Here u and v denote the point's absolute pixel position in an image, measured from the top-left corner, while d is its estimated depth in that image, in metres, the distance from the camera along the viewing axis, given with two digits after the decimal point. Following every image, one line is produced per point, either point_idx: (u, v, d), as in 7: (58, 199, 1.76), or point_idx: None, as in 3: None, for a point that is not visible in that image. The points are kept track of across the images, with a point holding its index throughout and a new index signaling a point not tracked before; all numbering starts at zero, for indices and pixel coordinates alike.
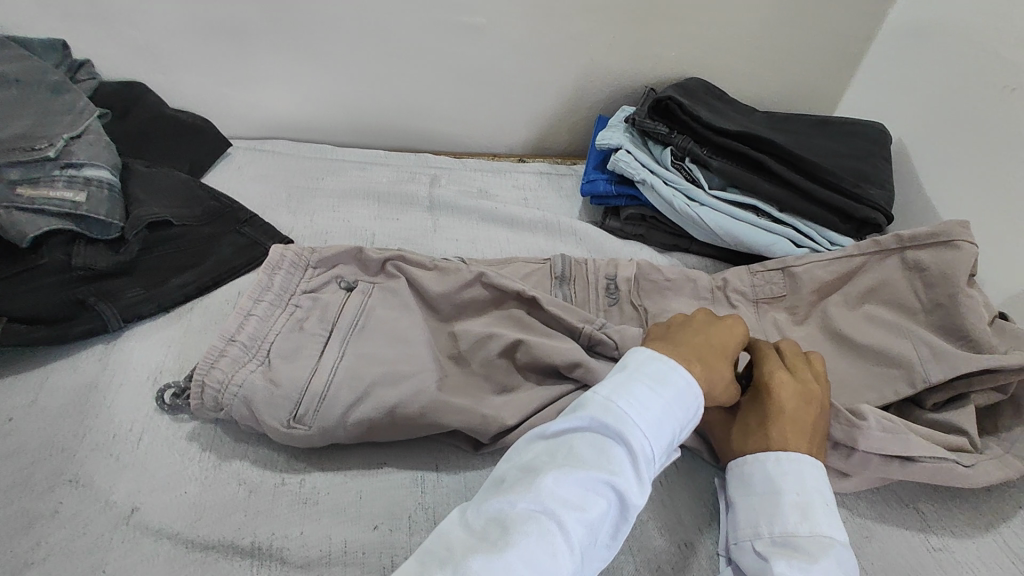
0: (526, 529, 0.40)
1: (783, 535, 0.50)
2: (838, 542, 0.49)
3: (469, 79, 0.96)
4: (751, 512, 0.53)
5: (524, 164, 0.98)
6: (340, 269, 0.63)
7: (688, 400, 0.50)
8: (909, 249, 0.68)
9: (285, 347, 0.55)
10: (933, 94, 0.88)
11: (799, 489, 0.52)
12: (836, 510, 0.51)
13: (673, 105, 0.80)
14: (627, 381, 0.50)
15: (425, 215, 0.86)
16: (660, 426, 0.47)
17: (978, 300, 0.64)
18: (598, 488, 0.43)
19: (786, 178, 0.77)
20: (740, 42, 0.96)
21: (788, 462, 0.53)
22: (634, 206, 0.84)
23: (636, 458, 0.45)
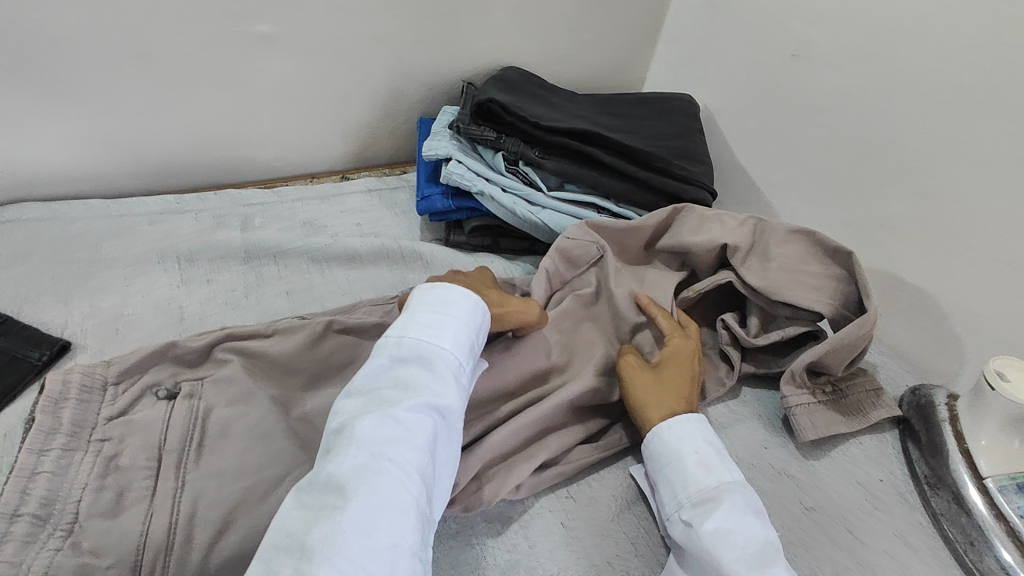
0: (366, 471, 0.43)
1: (699, 495, 0.51)
2: (740, 486, 0.52)
3: (265, 95, 0.83)
4: (667, 483, 0.53)
5: (349, 184, 0.89)
6: (154, 375, 0.52)
7: (463, 321, 0.54)
8: (762, 231, 0.70)
9: (99, 501, 0.43)
10: (725, 62, 0.93)
11: (697, 448, 0.54)
12: (727, 456, 0.55)
13: (495, 107, 0.76)
14: (411, 319, 0.53)
15: (246, 269, 0.74)
16: (451, 342, 0.52)
17: (820, 281, 0.67)
18: (421, 415, 0.47)
19: (618, 169, 0.77)
20: (550, 25, 0.94)
21: (683, 422, 0.56)
22: (477, 217, 0.79)
23: (438, 379, 0.49)
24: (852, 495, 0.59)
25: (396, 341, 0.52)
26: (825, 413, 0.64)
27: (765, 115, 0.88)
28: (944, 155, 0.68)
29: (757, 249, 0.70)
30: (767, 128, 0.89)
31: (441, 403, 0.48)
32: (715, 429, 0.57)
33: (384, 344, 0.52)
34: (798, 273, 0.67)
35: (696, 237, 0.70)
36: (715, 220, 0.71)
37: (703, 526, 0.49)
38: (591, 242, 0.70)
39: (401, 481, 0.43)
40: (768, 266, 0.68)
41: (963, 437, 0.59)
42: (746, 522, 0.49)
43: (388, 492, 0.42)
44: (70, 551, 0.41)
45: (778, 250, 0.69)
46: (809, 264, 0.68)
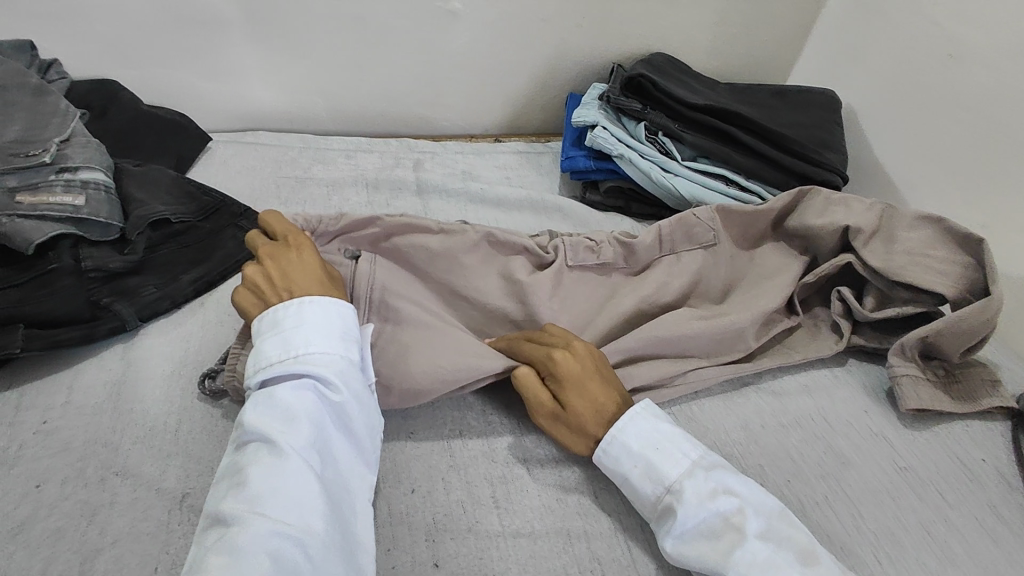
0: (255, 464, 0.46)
1: (659, 509, 0.53)
2: (685, 478, 0.52)
3: (447, 62, 0.98)
4: (631, 501, 0.55)
5: (502, 145, 1.02)
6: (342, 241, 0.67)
7: (319, 317, 0.54)
8: (891, 218, 0.73)
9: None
10: (874, 62, 0.95)
11: (633, 460, 0.54)
12: (668, 441, 0.55)
13: (645, 82, 0.85)
14: (266, 326, 0.54)
15: (416, 199, 0.89)
16: (321, 333, 0.53)
17: (944, 268, 0.68)
18: (308, 404, 0.50)
19: (751, 147, 0.83)
20: (701, 19, 1.01)
21: (619, 436, 0.55)
22: (613, 178, 0.88)
23: (301, 382, 0.51)
24: (948, 466, 0.62)
25: (259, 355, 0.52)
26: (929, 389, 0.66)
27: (911, 115, 0.90)
28: None
29: (883, 233, 0.73)
30: (909, 128, 0.90)
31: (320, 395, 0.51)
32: (651, 414, 0.56)
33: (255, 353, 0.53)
34: (922, 258, 0.70)
35: (822, 219, 0.75)
36: (842, 203, 0.75)
37: (668, 543, 0.51)
38: (710, 226, 0.75)
39: (293, 463, 0.46)
40: (893, 250, 0.71)
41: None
42: (703, 517, 0.51)
43: (285, 472, 0.45)
44: None
45: (904, 235, 0.72)
46: (936, 251, 0.70)
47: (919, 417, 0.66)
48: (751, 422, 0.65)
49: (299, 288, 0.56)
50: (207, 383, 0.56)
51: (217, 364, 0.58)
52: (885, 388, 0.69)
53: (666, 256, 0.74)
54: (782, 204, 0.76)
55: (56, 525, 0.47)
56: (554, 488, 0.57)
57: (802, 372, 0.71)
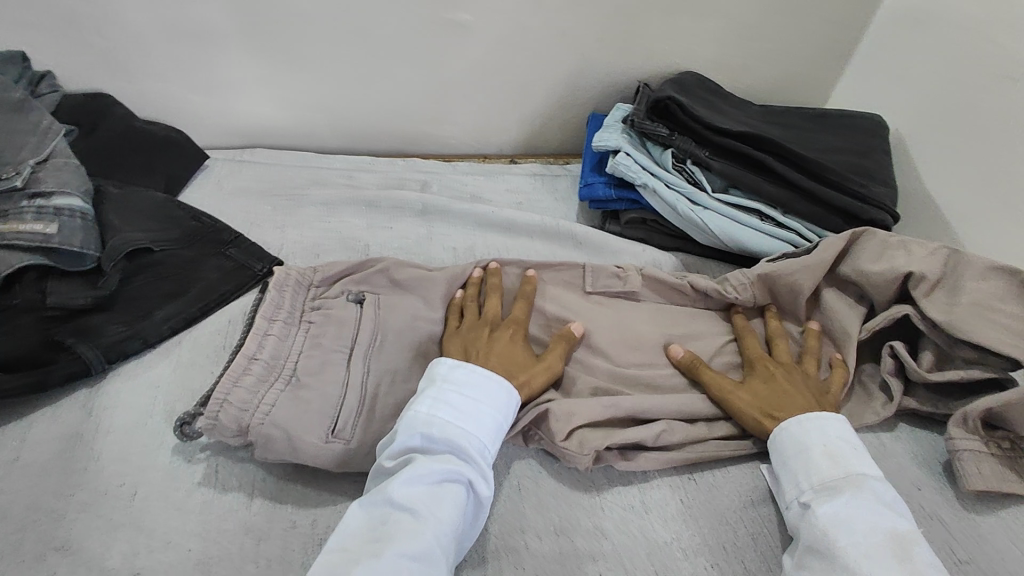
0: (389, 542, 0.42)
1: (821, 486, 0.50)
2: (872, 476, 0.50)
3: (458, 78, 0.92)
4: (788, 473, 0.52)
5: (515, 166, 0.95)
6: (344, 284, 0.62)
7: (506, 398, 0.52)
8: (956, 264, 0.64)
9: (309, 365, 0.55)
10: (927, 84, 0.86)
11: (827, 438, 0.52)
12: (862, 449, 0.52)
13: (673, 104, 0.77)
14: (438, 389, 0.51)
15: (419, 225, 0.82)
16: (490, 418, 0.51)
17: (1015, 329, 0.60)
18: (450, 488, 0.46)
19: (790, 180, 0.75)
20: (734, 34, 0.93)
21: (821, 415, 0.54)
22: (636, 209, 0.81)
23: (475, 461, 0.48)
24: (1016, 557, 0.53)
25: (427, 419, 0.49)
26: (994, 468, 0.57)
27: (970, 142, 0.80)
28: None
29: (944, 283, 0.64)
30: (968, 157, 0.81)
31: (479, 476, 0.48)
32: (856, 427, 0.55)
33: (407, 414, 0.50)
34: (990, 315, 0.61)
35: (878, 265, 0.66)
36: (899, 247, 0.66)
37: (822, 511, 0.48)
38: (745, 289, 0.68)
39: (430, 552, 0.42)
40: (958, 303, 0.62)
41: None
42: (876, 514, 0.47)
43: (427, 559, 0.42)
44: (269, 408, 0.50)
45: (969, 285, 0.63)
46: (1004, 307, 0.61)
47: (981, 498, 0.57)
48: None
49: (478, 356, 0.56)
50: (184, 426, 0.50)
51: (195, 407, 0.51)
52: (942, 461, 0.60)
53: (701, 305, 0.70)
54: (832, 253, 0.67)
55: None
56: (552, 567, 0.49)
57: None
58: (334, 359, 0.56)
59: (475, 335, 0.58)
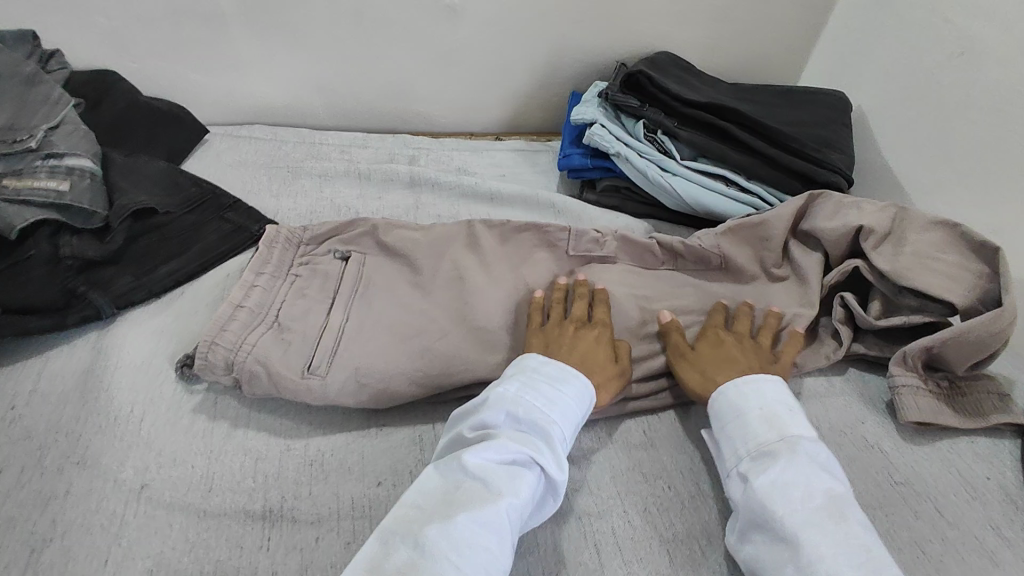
0: (464, 504, 0.44)
1: (760, 450, 0.51)
2: (806, 439, 0.51)
3: (446, 58, 0.96)
4: (729, 439, 0.54)
5: (500, 142, 1.00)
6: (331, 243, 0.67)
7: (587, 397, 0.55)
8: (904, 218, 0.69)
9: (292, 312, 0.59)
10: (888, 62, 0.92)
11: (762, 405, 0.54)
12: (796, 412, 0.54)
13: (643, 78, 0.83)
14: (529, 378, 0.54)
15: (407, 194, 0.87)
16: (568, 414, 0.52)
17: (957, 274, 0.64)
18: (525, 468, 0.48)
19: (751, 146, 0.80)
20: (708, 16, 0.98)
21: (755, 385, 0.55)
22: (609, 177, 0.86)
23: (556, 446, 0.50)
24: (945, 480, 0.58)
25: (514, 398, 0.52)
26: (932, 405, 0.62)
27: (925, 114, 0.86)
28: None
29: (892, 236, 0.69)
30: (924, 128, 0.86)
31: (557, 460, 0.49)
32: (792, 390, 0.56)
33: (495, 393, 0.52)
34: (933, 263, 0.65)
35: (831, 223, 0.71)
36: (851, 205, 0.72)
37: (759, 479, 0.49)
38: (717, 248, 0.73)
39: (501, 527, 0.44)
40: (902, 253, 0.67)
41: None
42: (811, 477, 0.49)
43: (494, 529, 0.43)
44: (253, 346, 0.55)
45: (914, 237, 0.68)
46: (948, 255, 0.66)
47: (920, 432, 0.62)
48: None
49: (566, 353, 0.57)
50: (182, 366, 0.56)
51: (193, 350, 0.57)
52: (886, 400, 0.65)
53: (667, 264, 0.74)
54: (789, 211, 0.73)
55: (10, 512, 0.47)
56: None
57: (796, 380, 0.68)
58: (319, 307, 0.61)
59: (557, 331, 0.60)
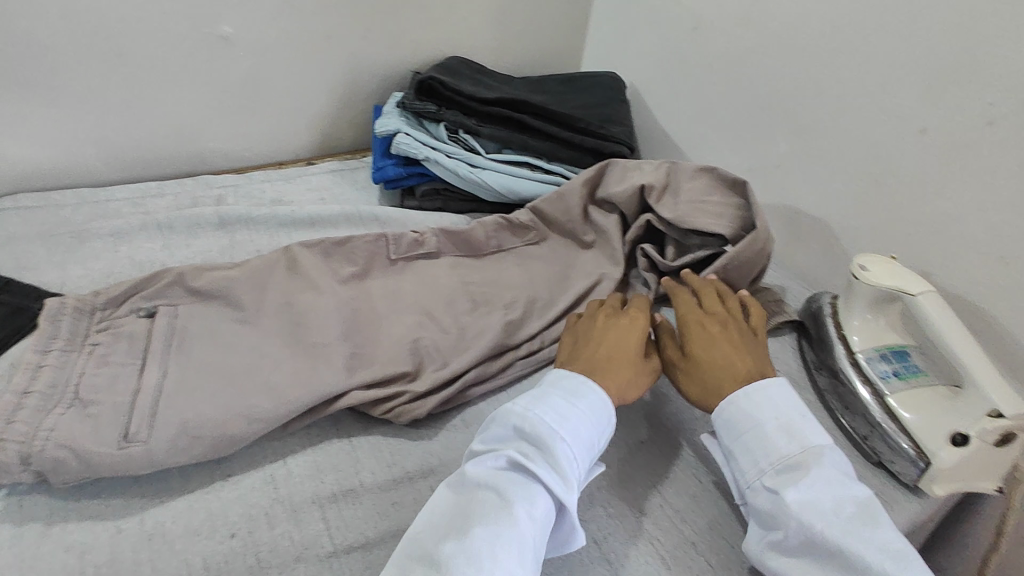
0: (472, 521, 0.45)
1: (782, 463, 0.51)
2: (829, 448, 0.51)
3: (235, 89, 0.92)
4: (746, 450, 0.53)
5: (313, 167, 0.99)
6: (133, 300, 0.62)
7: (604, 407, 0.53)
8: (676, 172, 0.80)
9: (95, 384, 0.54)
10: (645, 42, 1.05)
11: (777, 413, 0.53)
12: (811, 418, 0.53)
13: (436, 83, 0.87)
14: (545, 394, 0.53)
15: (220, 235, 0.82)
16: (580, 428, 0.51)
17: (722, 210, 0.76)
18: (529, 498, 0.47)
19: (546, 131, 0.87)
20: (488, 18, 1.05)
21: (756, 390, 0.55)
22: (427, 182, 0.89)
23: (563, 467, 0.48)
24: None
25: (521, 414, 0.51)
26: None
27: (681, 83, 1.00)
28: (820, 97, 0.79)
29: (670, 189, 0.79)
30: (684, 94, 1.00)
31: (555, 490, 0.47)
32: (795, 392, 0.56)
33: (506, 411, 0.52)
34: (704, 204, 0.77)
35: (620, 188, 0.81)
36: (635, 169, 0.82)
37: (789, 493, 0.49)
38: (531, 226, 0.84)
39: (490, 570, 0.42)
40: (680, 202, 0.78)
41: (851, 347, 0.66)
42: (837, 484, 0.49)
43: (506, 545, 0.43)
44: (52, 429, 0.50)
45: (687, 186, 0.78)
46: (715, 195, 0.77)
47: None
48: None
49: (603, 346, 0.59)
50: None
51: None
52: None
53: (496, 251, 0.82)
54: (581, 182, 0.82)
55: None
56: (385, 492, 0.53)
57: None
58: (127, 370, 0.56)
59: (589, 324, 0.63)
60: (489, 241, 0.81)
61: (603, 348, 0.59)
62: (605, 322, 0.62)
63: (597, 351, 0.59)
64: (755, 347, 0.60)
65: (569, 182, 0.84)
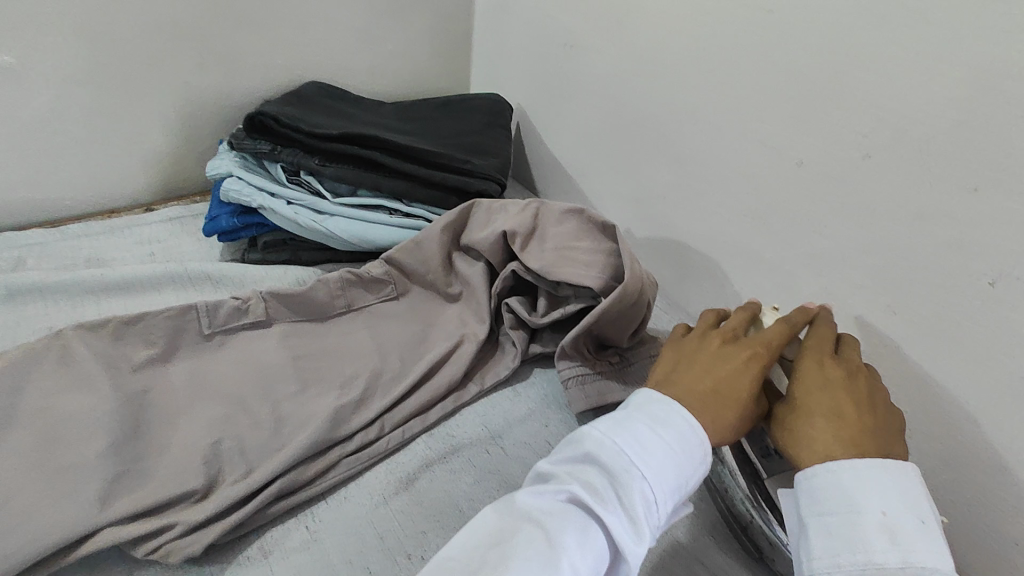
0: (499, 563, 0.37)
1: (871, 568, 0.38)
2: (938, 574, 0.38)
3: (38, 129, 0.78)
4: (829, 535, 0.41)
5: (146, 215, 0.85)
6: None
7: (695, 444, 0.45)
8: (543, 215, 0.70)
9: None
10: (526, 61, 0.96)
11: (888, 506, 0.40)
12: (933, 531, 0.40)
13: (268, 120, 0.76)
14: (626, 419, 0.46)
15: (4, 310, 0.68)
16: (664, 470, 0.43)
17: (592, 258, 0.67)
18: (575, 551, 0.38)
19: (400, 170, 0.77)
20: (352, 39, 0.95)
21: (880, 470, 0.42)
22: (268, 232, 0.78)
23: (637, 513, 0.41)
24: None
25: (601, 441, 0.44)
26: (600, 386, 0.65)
27: (564, 106, 0.91)
28: (696, 123, 0.72)
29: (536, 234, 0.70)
30: (568, 119, 0.91)
31: (597, 546, 0.39)
32: (927, 489, 0.42)
33: (584, 434, 0.45)
34: (573, 253, 0.67)
35: (482, 234, 0.71)
36: (499, 211, 0.72)
37: None
38: (387, 280, 0.72)
39: None
40: (546, 249, 0.68)
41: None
42: None
43: None
44: None
45: (553, 230, 0.69)
46: (583, 241, 0.68)
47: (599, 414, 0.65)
48: (418, 478, 0.56)
49: (686, 381, 0.50)
50: None
51: None
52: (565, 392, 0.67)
53: (346, 312, 0.70)
54: (439, 228, 0.72)
55: None
56: None
57: (484, 400, 0.66)
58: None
59: (698, 347, 0.54)
60: (337, 301, 0.69)
61: (712, 381, 0.50)
62: (706, 350, 0.53)
63: (700, 384, 0.50)
64: (889, 427, 0.47)
65: (428, 228, 0.73)
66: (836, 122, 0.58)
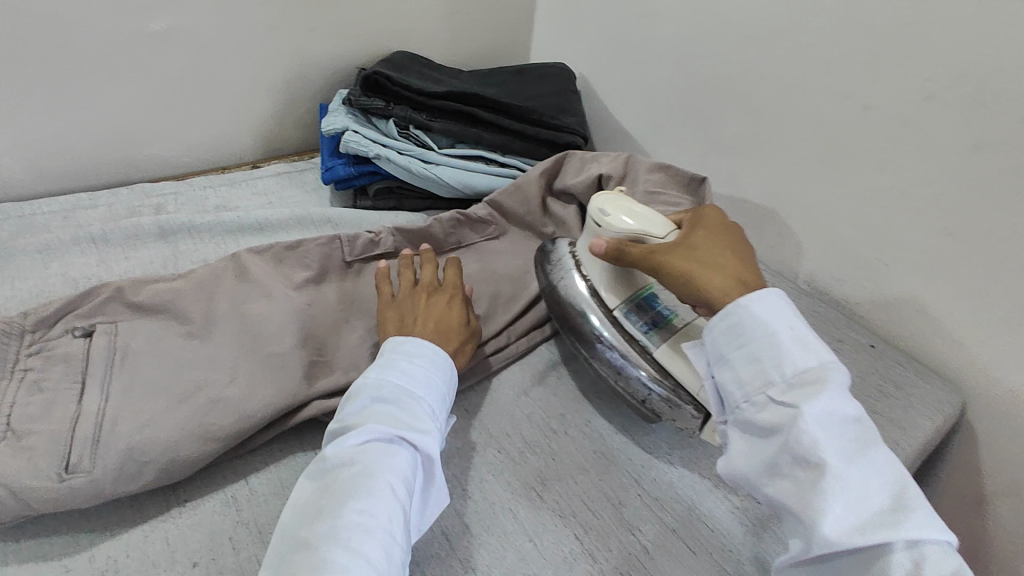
0: (346, 485, 0.45)
1: (795, 375, 0.44)
2: (834, 366, 0.44)
3: (170, 92, 0.87)
4: (757, 361, 0.46)
5: (259, 170, 0.94)
6: (67, 320, 0.58)
7: (442, 370, 0.55)
8: (632, 165, 0.80)
9: (29, 414, 0.51)
10: (592, 31, 1.05)
11: (794, 323, 0.46)
12: (824, 350, 0.46)
13: (381, 78, 0.85)
14: (380, 370, 0.53)
15: (161, 247, 0.78)
16: (401, 411, 0.51)
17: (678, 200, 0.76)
18: (379, 469, 0.46)
19: (498, 124, 0.86)
20: (433, 10, 1.03)
21: (760, 307, 0.47)
22: (379, 180, 0.86)
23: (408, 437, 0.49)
24: None
25: (374, 391, 0.51)
26: None
27: (631, 70, 1.00)
28: (766, 80, 0.81)
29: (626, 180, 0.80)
30: (634, 83, 1.00)
31: (408, 459, 0.48)
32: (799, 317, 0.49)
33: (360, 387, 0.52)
34: (660, 195, 0.77)
35: (577, 178, 0.81)
36: (592, 160, 0.82)
37: (802, 406, 0.42)
38: (490, 220, 0.81)
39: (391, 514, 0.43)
40: (636, 191, 0.78)
41: (590, 279, 0.65)
42: (847, 406, 0.43)
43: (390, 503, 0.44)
44: None
45: (643, 177, 0.78)
46: (670, 187, 0.78)
47: None
48: (548, 378, 0.67)
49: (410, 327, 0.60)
50: None
51: None
52: None
53: (456, 249, 0.79)
54: (539, 173, 0.81)
55: None
56: None
57: None
58: (65, 395, 0.52)
59: (410, 296, 0.64)
60: (448, 239, 0.79)
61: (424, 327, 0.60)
62: (427, 298, 0.63)
63: (420, 322, 0.60)
64: (730, 258, 0.54)
65: (527, 173, 0.83)
66: (903, 71, 0.67)
